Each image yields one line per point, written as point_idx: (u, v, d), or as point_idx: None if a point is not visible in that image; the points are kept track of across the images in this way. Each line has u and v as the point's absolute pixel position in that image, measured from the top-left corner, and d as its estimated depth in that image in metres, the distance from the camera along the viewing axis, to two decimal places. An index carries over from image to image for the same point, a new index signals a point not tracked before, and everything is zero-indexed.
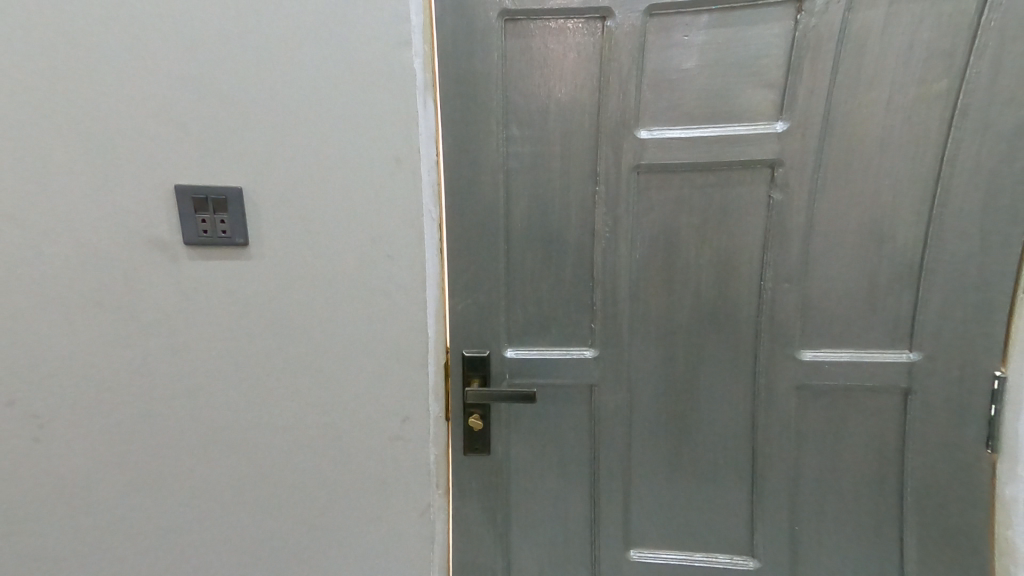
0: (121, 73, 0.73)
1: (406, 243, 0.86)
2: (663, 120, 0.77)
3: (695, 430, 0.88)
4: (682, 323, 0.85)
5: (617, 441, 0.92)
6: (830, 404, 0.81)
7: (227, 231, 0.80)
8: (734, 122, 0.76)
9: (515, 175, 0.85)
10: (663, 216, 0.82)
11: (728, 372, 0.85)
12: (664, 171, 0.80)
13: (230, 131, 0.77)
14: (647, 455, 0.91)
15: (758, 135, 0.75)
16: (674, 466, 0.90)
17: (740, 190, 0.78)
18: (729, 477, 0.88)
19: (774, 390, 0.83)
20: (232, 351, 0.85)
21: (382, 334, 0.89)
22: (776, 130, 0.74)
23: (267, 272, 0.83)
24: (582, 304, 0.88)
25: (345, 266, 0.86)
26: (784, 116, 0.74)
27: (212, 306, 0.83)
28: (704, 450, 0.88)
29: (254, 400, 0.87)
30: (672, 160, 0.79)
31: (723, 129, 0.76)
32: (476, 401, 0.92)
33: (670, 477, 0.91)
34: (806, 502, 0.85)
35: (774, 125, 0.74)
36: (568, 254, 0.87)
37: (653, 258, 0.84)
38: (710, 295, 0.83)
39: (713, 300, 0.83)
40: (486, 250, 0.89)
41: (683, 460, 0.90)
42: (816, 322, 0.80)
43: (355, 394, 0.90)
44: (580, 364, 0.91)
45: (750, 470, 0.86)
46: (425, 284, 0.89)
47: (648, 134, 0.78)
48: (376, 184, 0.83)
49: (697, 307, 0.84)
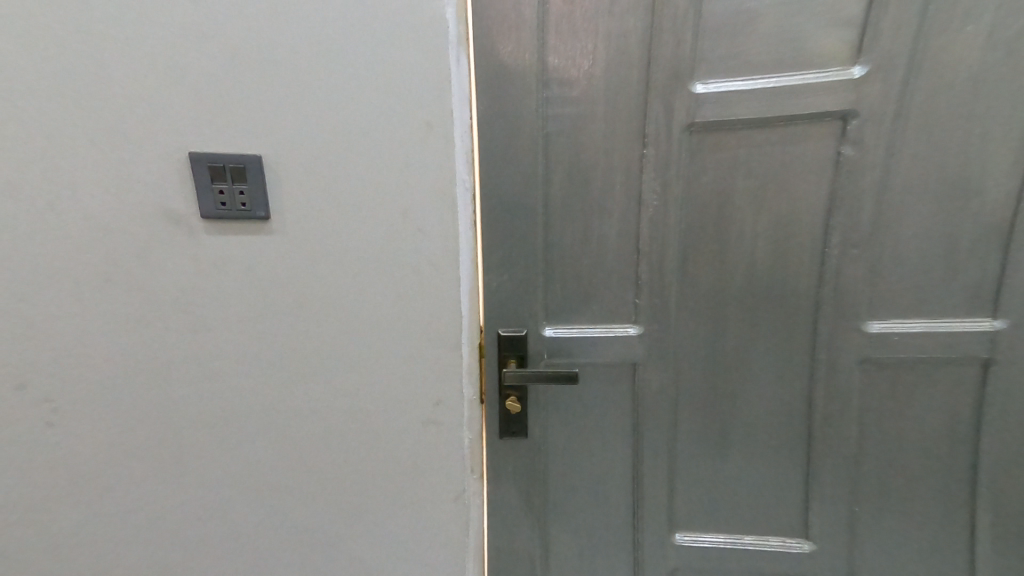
0: (122, 27, 0.66)
1: (438, 214, 0.80)
2: (722, 71, 0.71)
3: (749, 409, 0.84)
4: (734, 294, 0.81)
5: (663, 420, 0.88)
6: (897, 379, 0.77)
7: (246, 203, 0.74)
8: (804, 69, 0.69)
9: (555, 139, 0.80)
10: (717, 180, 0.77)
11: (784, 347, 0.80)
12: (720, 130, 0.74)
13: (246, 92, 0.71)
14: (696, 436, 0.87)
15: (826, 86, 0.69)
16: (725, 447, 0.86)
17: (807, 147, 0.72)
18: (785, 457, 0.83)
19: (835, 364, 0.78)
20: (256, 333, 0.80)
21: (414, 313, 0.84)
22: (854, 75, 0.68)
23: (291, 248, 0.78)
24: (625, 277, 0.85)
25: (374, 241, 0.80)
26: (856, 63, 0.68)
27: (232, 283, 0.77)
28: (757, 429, 0.84)
29: (280, 384, 0.82)
30: (731, 116, 0.73)
31: (792, 78, 0.70)
32: (512, 382, 0.88)
33: (720, 457, 0.86)
34: (866, 481, 0.80)
35: (851, 71, 0.68)
36: (611, 225, 0.83)
37: (704, 226, 0.79)
38: (766, 265, 0.78)
39: (770, 270, 0.78)
40: (524, 223, 0.85)
41: (735, 439, 0.85)
42: (884, 291, 0.74)
43: (387, 375, 0.86)
44: (623, 340, 0.88)
45: (807, 449, 0.82)
46: (458, 260, 0.84)
47: (705, 88, 0.72)
48: (406, 150, 0.77)
49: (752, 277, 0.79)
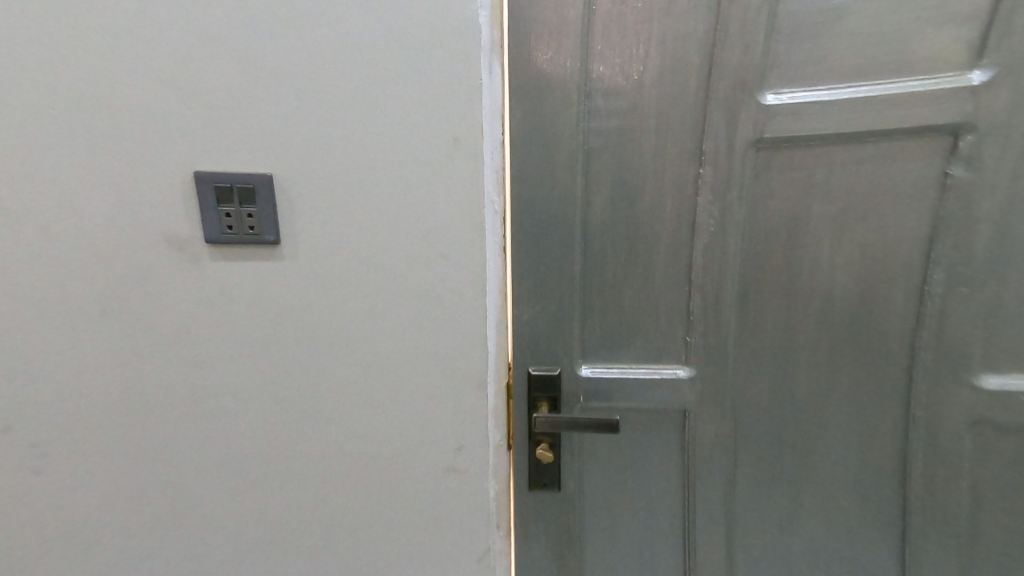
0: (124, 38, 0.60)
1: (464, 240, 0.72)
2: (799, 79, 0.62)
3: (818, 466, 0.73)
4: (804, 335, 0.70)
5: (719, 476, 0.77)
6: (991, 437, 0.67)
7: (255, 227, 0.67)
8: (906, 76, 0.60)
9: (597, 156, 0.71)
10: (787, 205, 0.66)
11: (865, 397, 0.69)
12: (793, 146, 0.64)
13: (258, 105, 0.64)
14: (755, 493, 0.76)
15: (919, 97, 0.60)
16: (789, 507, 0.75)
17: (905, 167, 0.62)
18: (872, 524, 0.72)
19: (922, 417, 0.68)
20: (263, 369, 0.72)
21: (435, 348, 0.75)
22: (972, 81, 0.59)
23: (303, 275, 0.70)
24: (674, 312, 0.76)
25: (393, 268, 0.72)
26: (954, 71, 0.59)
27: (238, 315, 0.70)
28: (827, 488, 0.73)
29: (288, 426, 0.74)
30: (809, 131, 0.63)
31: (891, 85, 0.60)
32: (545, 430, 0.80)
33: (789, 521, 0.75)
34: (970, 552, 0.70)
35: (968, 76, 0.59)
36: (659, 253, 0.74)
37: (771, 257, 0.68)
38: (850, 303, 0.67)
39: (855, 309, 0.67)
40: (559, 250, 0.76)
41: (807, 502, 0.74)
42: (979, 336, 0.64)
43: (404, 417, 0.77)
44: (671, 383, 0.77)
45: (901, 517, 0.71)
46: (485, 290, 0.75)
47: (777, 99, 0.63)
48: (431, 168, 0.69)
49: (831, 317, 0.68)
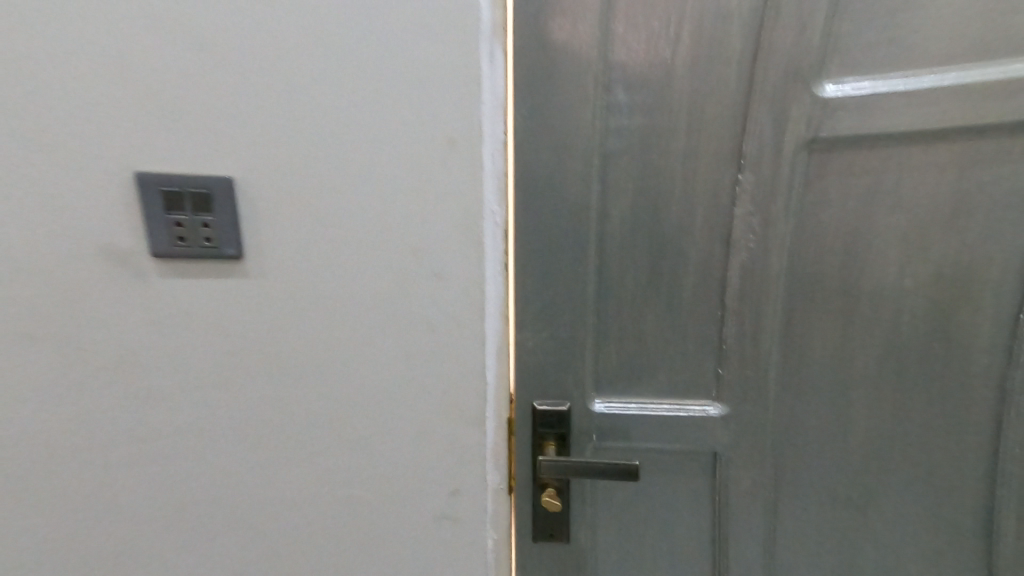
0: (46, 11, 0.50)
1: (460, 256, 0.62)
2: (864, 69, 0.52)
3: (865, 517, 0.65)
4: (859, 371, 0.60)
5: (753, 524, 0.69)
6: None
7: (212, 239, 0.57)
8: (1002, 62, 0.50)
9: (616, 160, 0.61)
10: (844, 218, 0.56)
11: (921, 440, 0.61)
12: (853, 149, 0.54)
13: (215, 95, 0.54)
14: (789, 546, 0.68)
15: (1005, 91, 0.50)
16: (828, 559, 0.67)
17: (998, 176, 0.52)
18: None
19: (985, 463, 0.60)
20: (225, 403, 0.63)
21: (426, 380, 0.66)
22: None
23: (270, 297, 0.60)
24: (703, 341, 0.66)
25: (376, 288, 0.62)
26: None
27: (194, 341, 0.60)
28: (870, 539, 0.65)
29: (258, 466, 0.65)
30: (876, 129, 0.53)
31: (983, 74, 0.50)
32: (552, 475, 0.69)
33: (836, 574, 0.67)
34: None
35: None
36: (687, 273, 0.63)
37: (823, 279, 0.58)
38: (923, 334, 0.58)
39: (931, 341, 0.58)
40: (570, 268, 0.66)
41: (856, 553, 0.66)
42: None
43: (390, 457, 0.67)
44: (699, 421, 0.68)
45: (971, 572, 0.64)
46: (485, 315, 0.65)
47: (839, 90, 0.53)
48: (422, 172, 0.59)
49: (900, 350, 0.59)
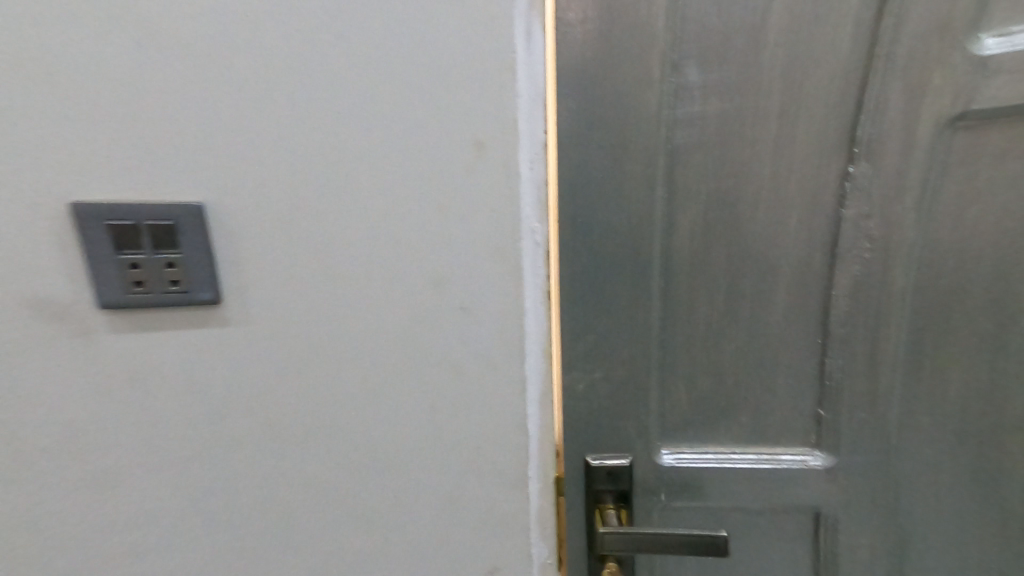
0: None
1: (496, 285, 0.50)
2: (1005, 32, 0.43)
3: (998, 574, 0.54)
4: (988, 398, 0.51)
5: None
6: None
7: (180, 282, 0.44)
8: None
9: (686, 156, 0.49)
10: (979, 217, 0.47)
11: None
12: (977, 132, 0.46)
13: (178, 94, 0.41)
14: None
15: None
16: None
17: None
18: None
19: None
20: (203, 489, 0.49)
21: (457, 441, 0.52)
22: None
23: (256, 352, 0.47)
24: (799, 375, 0.53)
25: (391, 333, 0.49)
26: None
27: (156, 409, 0.47)
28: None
29: (245, 559, 0.51)
30: None
31: None
32: (615, 550, 0.53)
33: None
34: None
35: None
36: (776, 293, 0.51)
37: (949, 288, 0.49)
38: None
39: None
40: (630, 294, 0.53)
41: None
42: None
43: (413, 535, 0.54)
44: (796, 476, 0.54)
45: None
46: (526, 357, 0.52)
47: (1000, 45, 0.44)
48: (446, 183, 0.47)
49: None
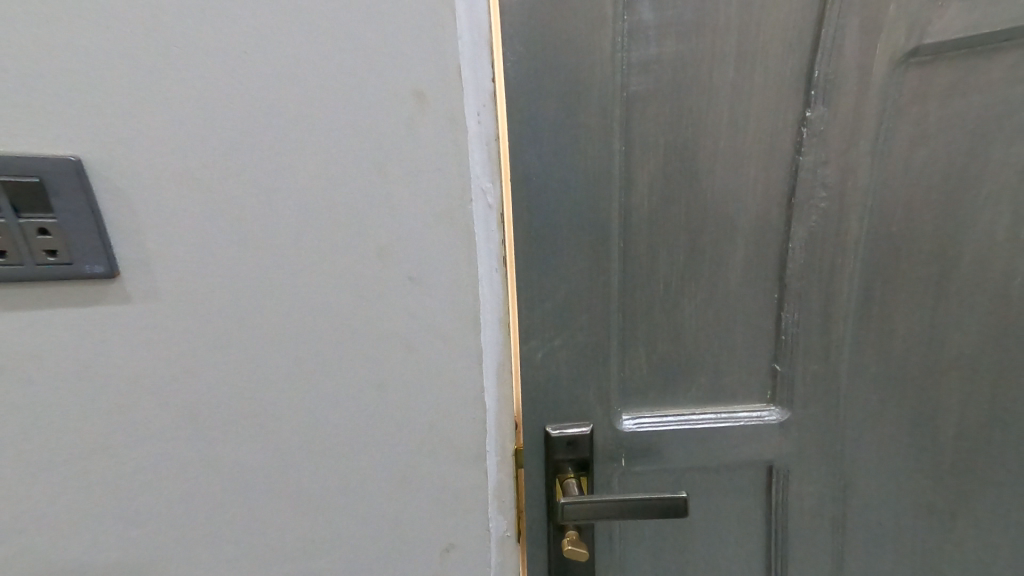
0: None
1: (444, 248, 0.45)
2: None
3: (931, 514, 0.58)
4: (926, 344, 0.53)
5: (811, 540, 0.58)
6: None
7: (54, 252, 0.36)
8: None
9: (642, 103, 0.46)
10: (924, 165, 0.48)
11: (981, 415, 0.55)
12: (923, 79, 0.46)
13: (42, 15, 0.34)
14: (848, 558, 0.59)
15: None
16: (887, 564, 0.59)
17: None
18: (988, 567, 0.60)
19: None
20: (107, 493, 0.42)
21: (408, 419, 0.49)
22: None
23: (163, 331, 0.41)
24: (754, 330, 0.53)
25: (325, 307, 0.44)
26: None
27: (34, 404, 0.39)
28: (932, 537, 0.58)
29: (165, 564, 0.45)
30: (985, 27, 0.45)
31: None
32: (573, 520, 0.51)
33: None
34: None
35: None
36: (734, 248, 0.50)
37: (895, 237, 0.50)
38: (995, 293, 0.52)
39: (1005, 300, 0.52)
40: (587, 254, 0.50)
41: (915, 553, 0.59)
42: None
43: (363, 519, 0.50)
44: (751, 431, 0.55)
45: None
46: (481, 327, 0.48)
47: None
48: (382, 133, 0.41)
49: (977, 312, 0.52)
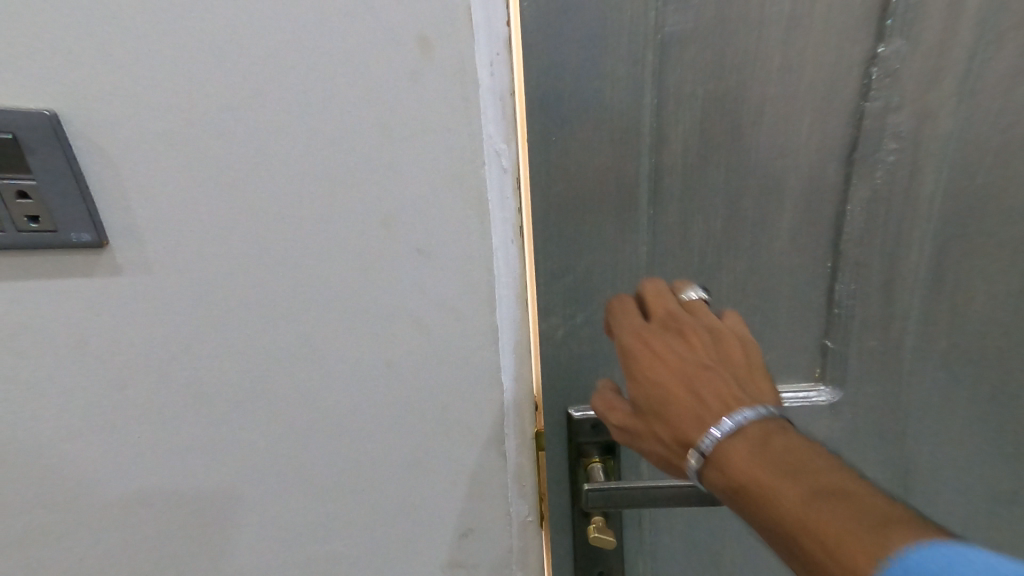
0: None
1: (457, 216, 0.41)
2: None
3: (991, 494, 0.54)
4: (1001, 316, 0.47)
5: None
6: None
7: (38, 218, 0.34)
8: None
9: (681, 46, 0.40)
10: (1013, 108, 0.42)
11: None
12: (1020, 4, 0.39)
13: None
14: None
15: None
16: None
17: None
18: None
19: None
20: (116, 475, 0.41)
21: (423, 399, 0.46)
22: None
23: (160, 307, 0.38)
24: (805, 304, 0.47)
25: (331, 279, 0.41)
26: None
27: (36, 382, 0.37)
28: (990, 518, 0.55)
29: (183, 542, 0.45)
30: None
31: None
32: (596, 507, 0.48)
33: None
34: None
35: None
36: (784, 213, 0.45)
37: (972, 194, 0.44)
38: None
39: None
40: (615, 221, 0.45)
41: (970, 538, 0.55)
42: None
43: (381, 501, 0.49)
44: (798, 415, 0.50)
45: None
46: (498, 304, 0.45)
47: None
48: (383, 86, 0.37)
49: None
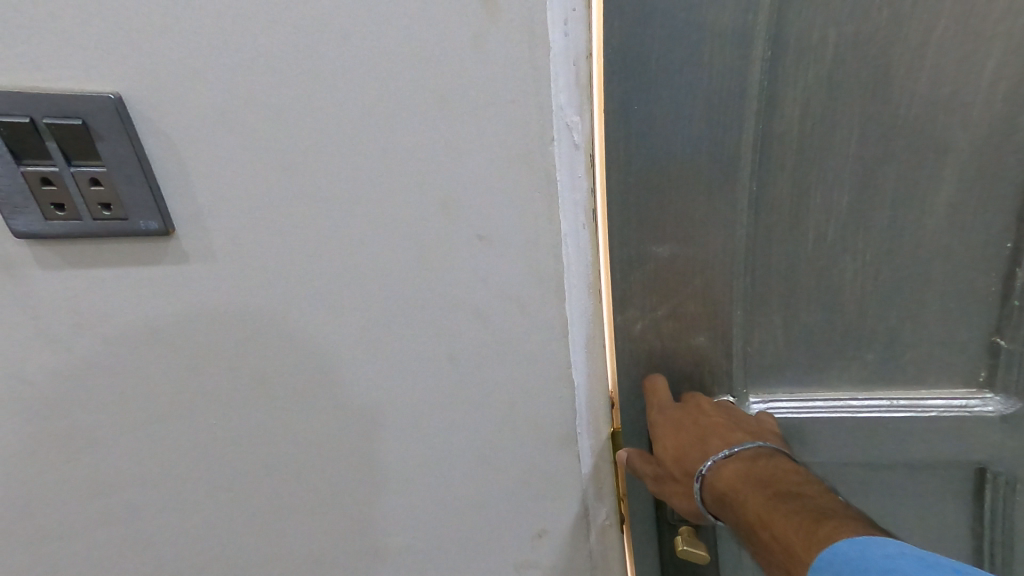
0: None
1: (526, 198, 0.36)
2: None
3: None
4: None
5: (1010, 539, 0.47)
6: None
7: (110, 206, 0.33)
8: None
9: None
10: None
11: None
12: None
13: None
14: None
15: None
16: None
17: None
18: None
19: None
20: (202, 459, 0.42)
21: (497, 397, 0.42)
22: None
23: (233, 296, 0.38)
24: (967, 289, 0.39)
25: (405, 262, 0.38)
26: None
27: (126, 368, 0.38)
28: None
29: (269, 524, 0.45)
30: None
31: None
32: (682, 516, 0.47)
33: None
34: None
35: None
36: (947, 180, 0.36)
37: None
38: None
39: None
40: (721, 199, 0.38)
41: None
42: None
43: (455, 497, 0.46)
44: (947, 420, 0.42)
45: None
46: (568, 297, 0.40)
47: None
48: (445, 52, 0.32)
49: None
